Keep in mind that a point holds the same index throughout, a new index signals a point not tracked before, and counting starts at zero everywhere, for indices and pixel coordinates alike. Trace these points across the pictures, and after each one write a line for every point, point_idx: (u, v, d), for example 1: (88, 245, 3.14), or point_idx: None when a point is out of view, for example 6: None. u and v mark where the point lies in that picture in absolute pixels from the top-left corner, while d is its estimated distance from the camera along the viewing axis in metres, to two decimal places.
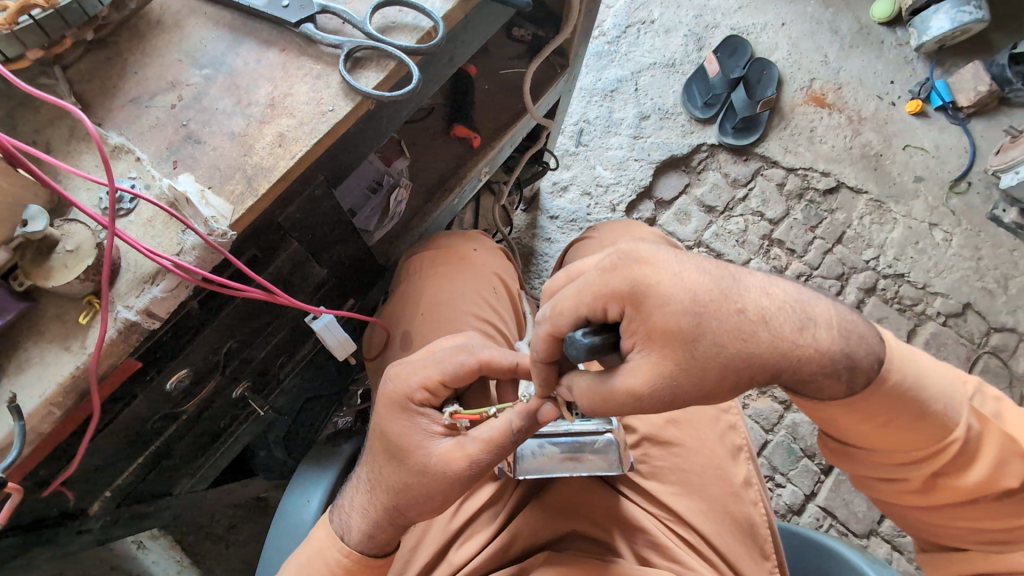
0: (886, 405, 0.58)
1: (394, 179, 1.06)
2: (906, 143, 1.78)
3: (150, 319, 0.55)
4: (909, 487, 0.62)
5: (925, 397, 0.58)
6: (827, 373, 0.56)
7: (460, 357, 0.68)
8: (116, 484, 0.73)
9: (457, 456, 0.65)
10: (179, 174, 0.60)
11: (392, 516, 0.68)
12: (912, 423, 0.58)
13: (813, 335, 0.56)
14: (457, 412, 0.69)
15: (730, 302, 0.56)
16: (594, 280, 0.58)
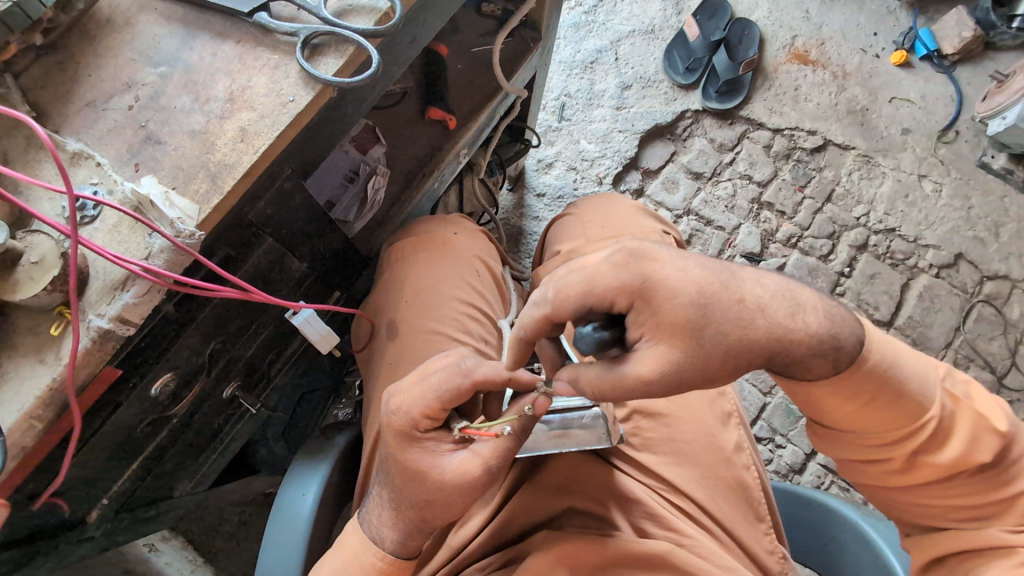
0: (871, 382, 0.61)
1: (371, 167, 1.05)
2: (892, 95, 1.76)
3: (124, 325, 0.55)
4: (890, 466, 0.65)
5: (904, 377, 0.62)
6: (818, 352, 0.60)
7: (454, 380, 0.65)
8: (113, 490, 0.73)
9: (472, 467, 0.66)
10: (141, 176, 0.59)
11: (417, 526, 0.69)
12: (893, 405, 0.62)
13: (804, 319, 0.60)
14: (466, 426, 0.69)
15: (731, 290, 0.59)
16: (600, 269, 0.58)
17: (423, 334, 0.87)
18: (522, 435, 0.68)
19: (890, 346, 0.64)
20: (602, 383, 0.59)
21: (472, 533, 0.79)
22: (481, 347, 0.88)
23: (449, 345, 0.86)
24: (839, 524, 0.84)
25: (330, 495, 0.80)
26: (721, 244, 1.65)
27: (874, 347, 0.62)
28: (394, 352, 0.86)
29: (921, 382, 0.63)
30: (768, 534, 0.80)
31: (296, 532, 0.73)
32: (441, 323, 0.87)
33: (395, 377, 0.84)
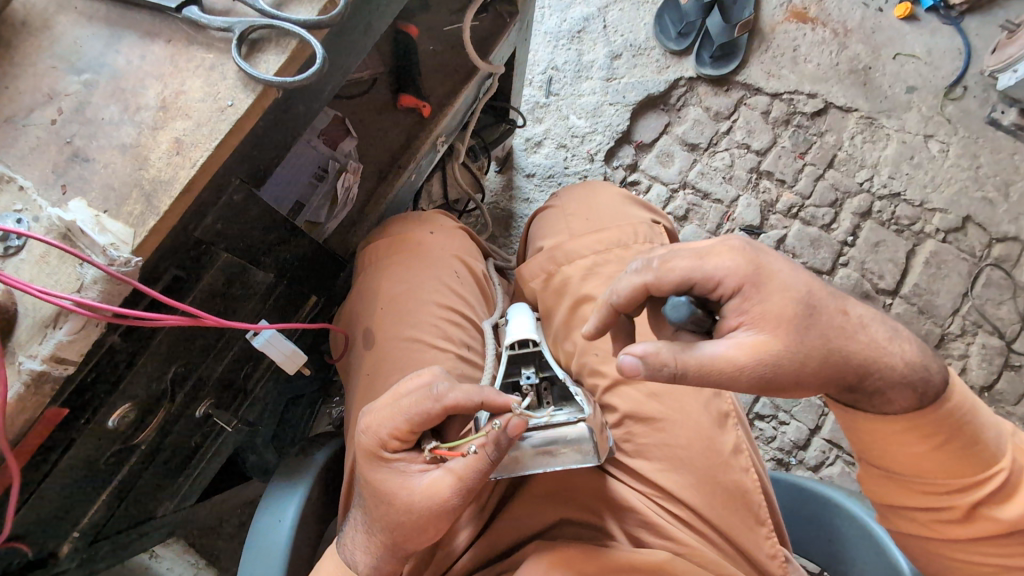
0: (941, 425, 0.61)
1: (341, 163, 0.98)
2: (897, 51, 1.66)
3: (61, 365, 0.52)
4: (949, 515, 0.64)
5: (978, 432, 0.63)
6: (901, 382, 0.61)
7: (427, 406, 0.63)
8: (84, 522, 0.71)
9: (440, 493, 0.63)
10: (69, 200, 0.54)
11: (391, 550, 0.65)
12: (961, 455, 0.62)
13: (902, 348, 0.62)
14: (436, 447, 0.66)
15: (835, 310, 0.61)
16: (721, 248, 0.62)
17: (399, 342, 0.82)
18: (494, 463, 0.62)
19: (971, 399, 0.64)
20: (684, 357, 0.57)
21: (460, 549, 0.77)
22: (462, 352, 0.84)
23: (426, 353, 0.82)
24: (845, 520, 0.81)
25: (312, 515, 0.77)
26: (719, 218, 1.58)
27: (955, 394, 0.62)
28: (371, 362, 0.82)
29: (996, 444, 0.63)
30: (770, 538, 0.76)
31: (274, 556, 0.70)
32: (417, 330, 0.83)
33: (371, 389, 0.80)
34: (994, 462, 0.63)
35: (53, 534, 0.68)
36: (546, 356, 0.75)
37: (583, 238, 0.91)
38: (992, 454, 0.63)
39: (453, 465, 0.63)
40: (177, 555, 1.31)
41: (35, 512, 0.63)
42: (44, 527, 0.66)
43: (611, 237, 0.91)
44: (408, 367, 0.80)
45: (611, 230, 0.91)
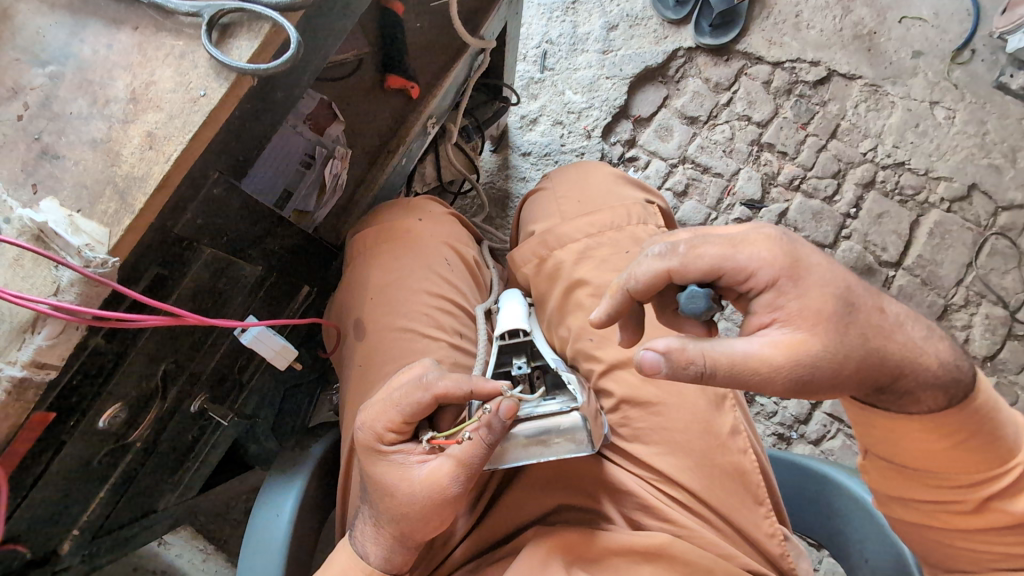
0: (963, 423, 0.59)
1: (329, 149, 0.95)
2: (903, 14, 1.60)
3: (42, 370, 0.52)
4: (963, 507, 0.62)
5: (999, 428, 0.60)
6: (927, 381, 0.58)
7: (416, 396, 0.63)
8: (83, 520, 0.72)
9: (439, 480, 0.61)
10: (41, 199, 0.52)
11: (399, 540, 0.63)
12: (979, 450, 0.60)
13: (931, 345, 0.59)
14: (434, 436, 0.65)
15: (873, 307, 0.58)
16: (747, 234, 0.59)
17: (391, 333, 0.81)
18: (492, 446, 0.60)
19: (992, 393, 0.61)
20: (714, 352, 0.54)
21: (458, 538, 0.77)
22: (455, 341, 0.82)
23: (418, 343, 0.80)
24: (844, 498, 0.81)
25: (310, 506, 0.77)
26: (719, 192, 1.55)
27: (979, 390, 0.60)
28: (362, 354, 0.81)
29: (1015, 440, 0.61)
30: (769, 517, 0.76)
31: (274, 549, 0.70)
32: (408, 320, 0.82)
33: (364, 381, 0.79)
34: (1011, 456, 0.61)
35: (53, 533, 0.69)
36: (538, 345, 0.73)
37: (578, 220, 0.89)
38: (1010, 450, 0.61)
39: (452, 450, 0.62)
40: (187, 542, 1.32)
41: (30, 513, 0.63)
42: (41, 528, 0.66)
43: (605, 219, 0.88)
44: (399, 356, 0.79)
45: (604, 212, 0.89)
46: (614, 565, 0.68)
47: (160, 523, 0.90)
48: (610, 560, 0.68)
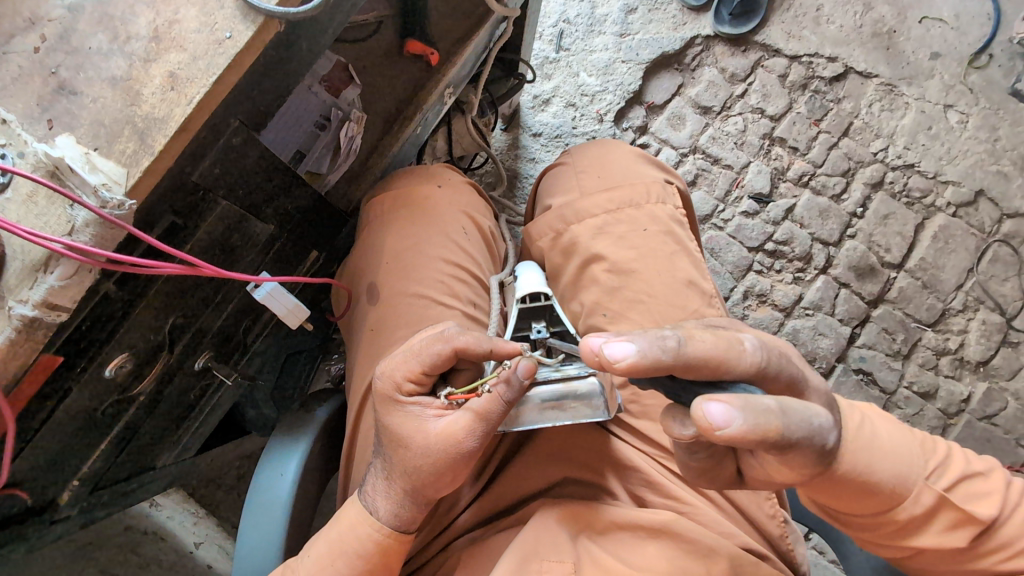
0: (853, 480, 0.60)
1: (344, 113, 0.92)
2: (924, 15, 1.58)
3: (53, 311, 0.51)
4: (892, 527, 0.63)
5: (879, 471, 0.60)
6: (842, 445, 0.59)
7: (435, 347, 0.63)
8: (83, 471, 0.71)
9: (455, 436, 0.61)
10: (56, 135, 0.51)
11: (411, 494, 0.64)
12: (873, 496, 0.61)
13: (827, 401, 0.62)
14: (452, 393, 0.65)
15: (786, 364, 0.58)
16: (732, 352, 0.54)
17: (405, 297, 0.82)
18: (509, 403, 0.60)
19: (867, 436, 0.61)
20: (796, 416, 0.51)
21: (463, 505, 0.77)
22: (468, 310, 0.83)
23: (433, 308, 0.81)
24: None
25: (314, 468, 0.77)
26: (728, 184, 1.54)
27: (852, 438, 0.61)
28: (376, 316, 0.82)
29: (902, 474, 0.61)
30: (770, 498, 0.78)
31: (277, 509, 0.70)
32: (423, 286, 0.83)
33: (376, 342, 0.80)
34: (906, 489, 0.61)
35: (52, 481, 0.68)
36: (557, 311, 0.71)
37: (596, 197, 0.88)
38: (901, 486, 0.61)
39: (472, 405, 0.62)
40: (177, 506, 1.30)
41: (32, 458, 0.62)
42: (42, 474, 0.66)
43: (624, 195, 0.88)
44: (414, 320, 0.80)
45: (624, 188, 0.88)
46: (616, 539, 0.68)
47: (158, 481, 0.90)
48: (613, 534, 0.68)
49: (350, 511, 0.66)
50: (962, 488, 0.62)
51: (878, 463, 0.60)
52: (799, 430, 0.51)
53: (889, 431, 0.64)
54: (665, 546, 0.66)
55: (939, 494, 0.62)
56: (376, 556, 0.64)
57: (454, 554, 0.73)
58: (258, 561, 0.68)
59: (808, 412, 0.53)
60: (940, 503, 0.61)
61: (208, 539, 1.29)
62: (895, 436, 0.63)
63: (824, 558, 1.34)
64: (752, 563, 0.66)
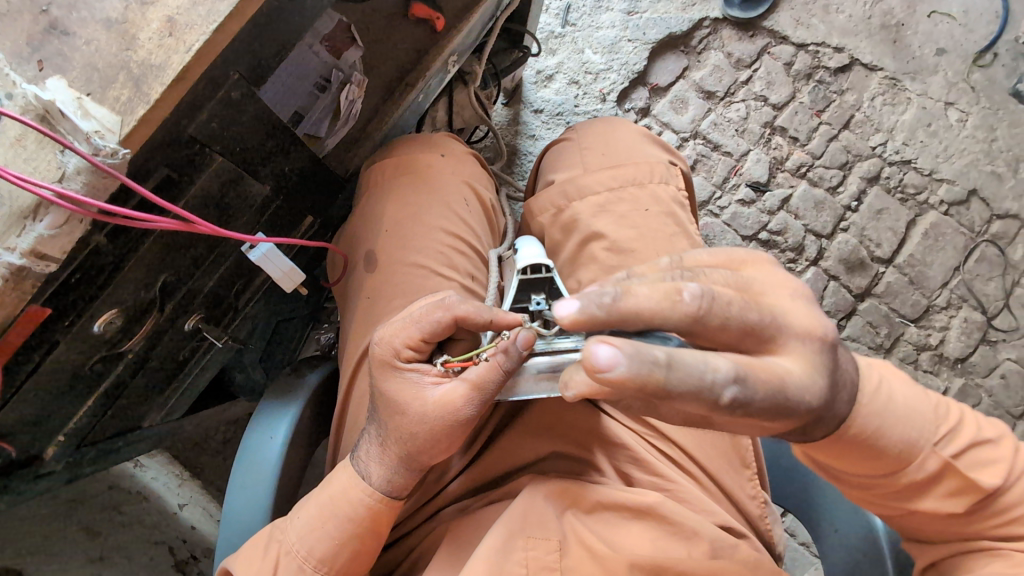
0: (861, 441, 0.60)
1: (345, 75, 0.89)
2: (933, 9, 1.57)
3: (42, 261, 0.50)
4: (898, 490, 0.64)
5: (889, 436, 0.61)
6: (814, 388, 0.51)
7: (436, 316, 0.62)
8: (69, 427, 0.70)
9: (450, 403, 0.62)
10: (47, 78, 0.49)
11: (405, 461, 0.64)
12: (881, 458, 0.62)
13: (807, 339, 0.52)
14: (448, 360, 0.65)
15: (740, 303, 0.50)
16: (664, 302, 0.48)
17: (403, 267, 0.82)
18: (508, 373, 0.60)
19: (884, 399, 0.62)
20: (687, 369, 0.44)
21: (452, 474, 0.79)
22: (466, 282, 0.84)
23: (431, 279, 0.81)
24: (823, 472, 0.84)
25: (303, 434, 0.76)
26: (726, 171, 1.53)
27: (869, 398, 0.61)
28: (375, 283, 0.82)
29: (914, 437, 0.62)
30: (752, 479, 0.80)
31: (266, 472, 0.70)
32: (422, 256, 0.83)
33: (372, 309, 0.80)
34: (915, 452, 0.62)
35: (37, 436, 0.67)
36: (558, 284, 0.70)
37: (599, 174, 0.88)
38: (911, 449, 0.62)
39: (469, 374, 0.62)
40: (163, 466, 1.31)
41: (21, 409, 0.62)
42: (27, 426, 0.65)
43: (627, 174, 0.87)
44: (413, 290, 0.80)
45: (627, 166, 0.88)
46: (601, 518, 0.69)
47: (145, 440, 0.89)
48: (598, 513, 0.69)
49: (341, 476, 0.66)
50: (969, 456, 0.63)
51: (891, 426, 0.61)
52: (686, 383, 0.44)
53: (908, 394, 0.64)
54: (648, 527, 0.68)
55: (945, 461, 0.62)
56: (366, 521, 0.64)
57: (442, 522, 0.75)
58: (246, 521, 0.69)
59: (706, 368, 0.44)
60: (946, 469, 0.62)
61: (191, 501, 1.29)
62: (912, 400, 0.63)
63: (794, 541, 1.38)
64: (731, 545, 0.67)
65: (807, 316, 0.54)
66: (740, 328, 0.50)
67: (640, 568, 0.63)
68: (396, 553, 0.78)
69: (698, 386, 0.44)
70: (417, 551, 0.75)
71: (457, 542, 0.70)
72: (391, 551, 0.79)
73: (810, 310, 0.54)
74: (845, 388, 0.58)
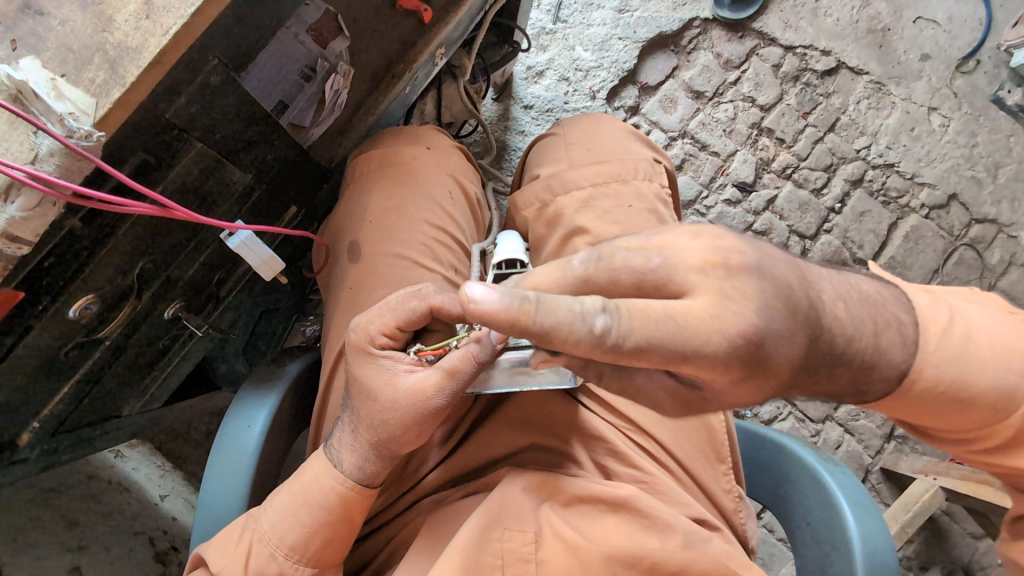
0: (937, 396, 0.57)
1: (330, 64, 0.88)
2: (918, 15, 1.59)
3: (13, 244, 0.50)
4: (983, 444, 0.61)
5: (955, 393, 0.57)
6: (732, 319, 0.46)
7: (412, 303, 0.65)
8: (45, 413, 0.69)
9: (422, 392, 0.62)
10: (20, 57, 0.48)
11: (376, 449, 0.65)
12: (963, 413, 0.58)
13: (711, 268, 0.48)
14: (422, 348, 0.66)
15: (624, 253, 0.51)
16: (554, 272, 0.51)
17: (386, 258, 0.82)
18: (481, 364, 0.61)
19: (958, 342, 0.57)
20: (558, 304, 0.45)
21: (430, 465, 0.79)
22: (449, 274, 0.84)
23: (413, 271, 0.82)
24: (796, 467, 0.86)
25: (282, 423, 0.76)
26: (713, 171, 1.55)
27: (947, 347, 0.57)
28: (357, 275, 0.82)
29: (1005, 383, 0.57)
30: (727, 474, 0.82)
31: (242, 461, 0.70)
32: (406, 247, 0.83)
33: (354, 300, 0.80)
34: (1008, 403, 0.57)
35: (11, 421, 0.67)
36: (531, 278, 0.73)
37: (583, 169, 0.88)
38: (1000, 399, 0.57)
39: (443, 362, 0.62)
40: (144, 457, 1.30)
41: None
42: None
43: (612, 170, 0.88)
44: (393, 281, 0.80)
45: (613, 162, 0.89)
46: (578, 511, 0.70)
47: (123, 430, 0.88)
48: (575, 506, 0.70)
49: (314, 464, 0.67)
50: None
51: (959, 376, 0.57)
52: (554, 315, 0.45)
53: (994, 335, 0.58)
54: (622, 520, 0.69)
55: None
56: (339, 507, 0.65)
57: (419, 513, 0.75)
58: (221, 509, 0.69)
59: (573, 301, 0.45)
60: None
61: (174, 492, 1.29)
62: (1000, 343, 0.58)
63: (772, 536, 1.41)
64: (703, 539, 0.67)
65: (718, 245, 0.49)
66: (633, 275, 0.50)
67: (617, 562, 0.63)
68: (374, 543, 0.78)
69: (568, 316, 0.45)
70: (394, 541, 0.75)
71: (433, 532, 0.70)
72: (368, 541, 0.79)
73: (722, 240, 0.50)
74: (876, 323, 0.55)
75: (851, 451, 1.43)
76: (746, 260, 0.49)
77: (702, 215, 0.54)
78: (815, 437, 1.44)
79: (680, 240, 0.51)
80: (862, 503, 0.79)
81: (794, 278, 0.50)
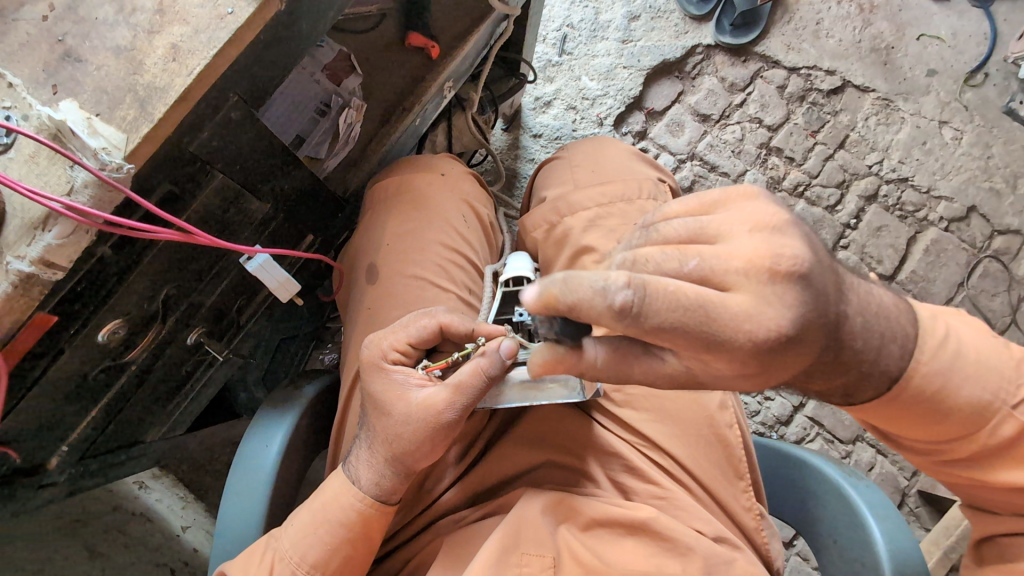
0: (920, 402, 0.57)
1: (344, 100, 0.93)
2: (921, 32, 1.61)
3: (49, 269, 0.54)
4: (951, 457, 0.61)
5: (954, 399, 0.57)
6: (766, 319, 0.46)
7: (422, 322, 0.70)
8: (73, 437, 0.72)
9: (432, 405, 0.64)
10: (59, 100, 0.54)
11: (391, 464, 0.66)
12: (946, 422, 0.58)
13: (753, 272, 0.47)
14: (430, 364, 0.70)
15: (660, 255, 0.50)
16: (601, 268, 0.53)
17: (404, 279, 0.84)
18: (491, 378, 0.64)
19: (951, 354, 0.57)
20: (584, 282, 0.47)
21: (445, 484, 0.79)
22: (464, 294, 0.86)
23: (428, 291, 0.84)
24: (820, 484, 0.84)
25: (299, 445, 0.77)
26: None
27: (938, 355, 0.57)
28: (373, 296, 0.85)
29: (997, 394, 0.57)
30: (747, 491, 0.79)
31: (259, 482, 0.71)
32: (421, 268, 0.85)
33: (371, 320, 0.83)
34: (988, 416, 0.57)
35: (42, 444, 0.69)
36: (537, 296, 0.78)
37: (589, 190, 0.91)
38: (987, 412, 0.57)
39: (451, 378, 0.65)
40: (168, 488, 1.31)
41: (28, 416, 0.65)
42: (33, 436, 0.67)
43: (616, 190, 0.90)
44: (409, 301, 0.83)
45: (617, 183, 0.91)
46: (596, 534, 0.69)
47: (148, 456, 0.90)
48: (592, 529, 0.69)
49: (332, 482, 0.68)
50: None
51: (961, 383, 0.57)
52: (578, 293, 0.47)
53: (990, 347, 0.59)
54: (641, 544, 0.68)
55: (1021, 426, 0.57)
56: (357, 524, 0.66)
57: (437, 535, 0.75)
58: (241, 528, 0.70)
59: (598, 277, 0.46)
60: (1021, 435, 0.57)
61: (195, 523, 1.28)
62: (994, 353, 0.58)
63: (806, 565, 1.35)
64: (725, 562, 0.66)
65: (773, 249, 0.48)
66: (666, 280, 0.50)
67: None
68: (391, 564, 0.78)
69: (590, 293, 0.46)
70: (412, 563, 0.75)
71: (451, 556, 0.69)
72: (385, 562, 0.79)
73: (776, 243, 0.48)
74: (885, 344, 0.55)
75: (884, 473, 1.38)
76: (798, 264, 0.47)
77: (771, 206, 0.51)
78: (846, 459, 1.39)
79: (737, 238, 0.50)
80: (891, 519, 0.77)
81: (832, 287, 0.50)
